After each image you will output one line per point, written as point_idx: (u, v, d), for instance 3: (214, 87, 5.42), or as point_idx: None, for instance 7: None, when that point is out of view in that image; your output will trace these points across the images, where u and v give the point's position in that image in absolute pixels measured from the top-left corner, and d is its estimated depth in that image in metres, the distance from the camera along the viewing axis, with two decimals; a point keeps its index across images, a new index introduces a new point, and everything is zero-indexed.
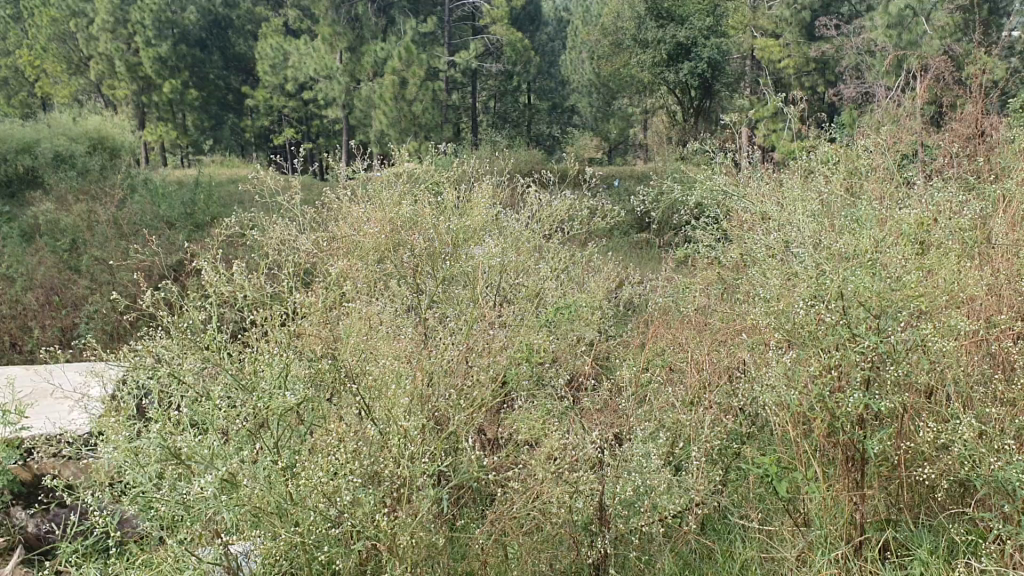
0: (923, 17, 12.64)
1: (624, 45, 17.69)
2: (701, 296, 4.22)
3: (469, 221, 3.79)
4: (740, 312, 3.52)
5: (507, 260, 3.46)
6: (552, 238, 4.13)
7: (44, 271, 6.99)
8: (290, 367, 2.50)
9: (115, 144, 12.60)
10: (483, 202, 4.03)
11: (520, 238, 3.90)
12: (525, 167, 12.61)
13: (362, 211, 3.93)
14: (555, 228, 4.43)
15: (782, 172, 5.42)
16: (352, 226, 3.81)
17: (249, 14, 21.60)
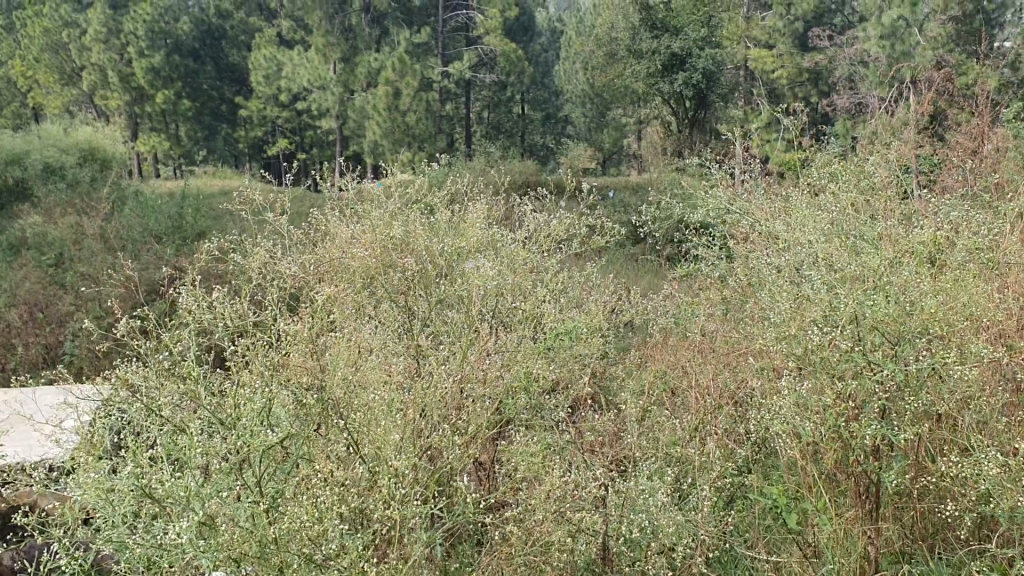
0: (916, 28, 12.52)
1: (618, 56, 17.61)
2: (705, 317, 4.11)
3: (464, 241, 3.67)
4: (747, 336, 3.41)
5: (505, 282, 3.34)
6: (551, 258, 4.02)
7: (31, 286, 6.84)
8: (277, 401, 2.37)
9: (106, 155, 12.45)
10: (480, 222, 3.92)
11: (517, 259, 3.78)
12: (521, 179, 12.51)
13: (353, 231, 3.82)
14: (553, 248, 4.32)
15: (785, 189, 5.34)
16: (342, 246, 3.69)
17: (242, 25, 21.15)
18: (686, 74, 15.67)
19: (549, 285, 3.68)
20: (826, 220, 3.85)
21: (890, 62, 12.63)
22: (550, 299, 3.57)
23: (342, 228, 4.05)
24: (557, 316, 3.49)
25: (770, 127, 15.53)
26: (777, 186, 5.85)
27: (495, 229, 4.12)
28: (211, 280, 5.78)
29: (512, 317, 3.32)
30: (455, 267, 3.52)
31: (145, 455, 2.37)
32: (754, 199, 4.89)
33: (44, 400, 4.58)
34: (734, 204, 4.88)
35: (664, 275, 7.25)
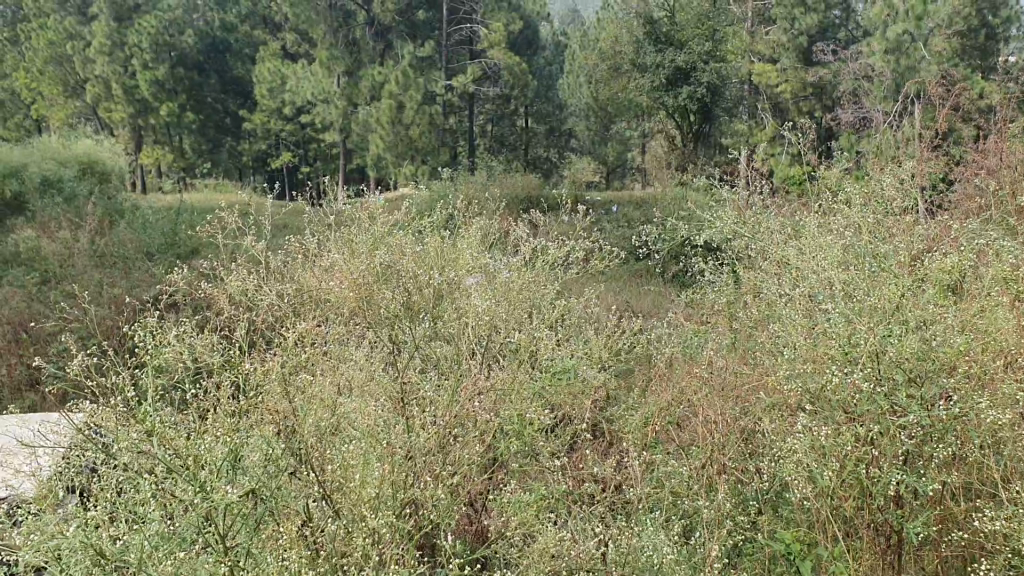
0: (921, 43, 12.27)
1: (622, 70, 17.46)
2: (711, 347, 3.92)
3: (459, 268, 3.51)
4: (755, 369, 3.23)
5: (502, 311, 3.16)
6: (551, 285, 3.85)
7: (16, 305, 6.63)
8: (247, 451, 2.17)
9: (106, 168, 12.18)
10: (475, 248, 3.75)
11: (516, 287, 3.61)
12: (525, 194, 12.34)
13: (335, 259, 3.65)
14: (552, 275, 4.14)
15: (799, 210, 5.19)
16: (323, 275, 3.51)
17: (246, 38, 21.18)
18: (690, 89, 15.63)
19: (548, 315, 3.50)
20: (840, 247, 3.68)
21: (895, 78, 12.41)
22: (548, 332, 3.40)
23: (329, 253, 3.88)
24: (554, 347, 3.33)
25: (776, 143, 15.40)
26: (787, 208, 5.73)
27: (491, 256, 3.96)
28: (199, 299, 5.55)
29: (507, 349, 3.15)
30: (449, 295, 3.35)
31: (100, 508, 2.16)
32: (764, 221, 4.75)
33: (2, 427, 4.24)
34: (742, 226, 4.71)
35: (671, 297, 7.29)
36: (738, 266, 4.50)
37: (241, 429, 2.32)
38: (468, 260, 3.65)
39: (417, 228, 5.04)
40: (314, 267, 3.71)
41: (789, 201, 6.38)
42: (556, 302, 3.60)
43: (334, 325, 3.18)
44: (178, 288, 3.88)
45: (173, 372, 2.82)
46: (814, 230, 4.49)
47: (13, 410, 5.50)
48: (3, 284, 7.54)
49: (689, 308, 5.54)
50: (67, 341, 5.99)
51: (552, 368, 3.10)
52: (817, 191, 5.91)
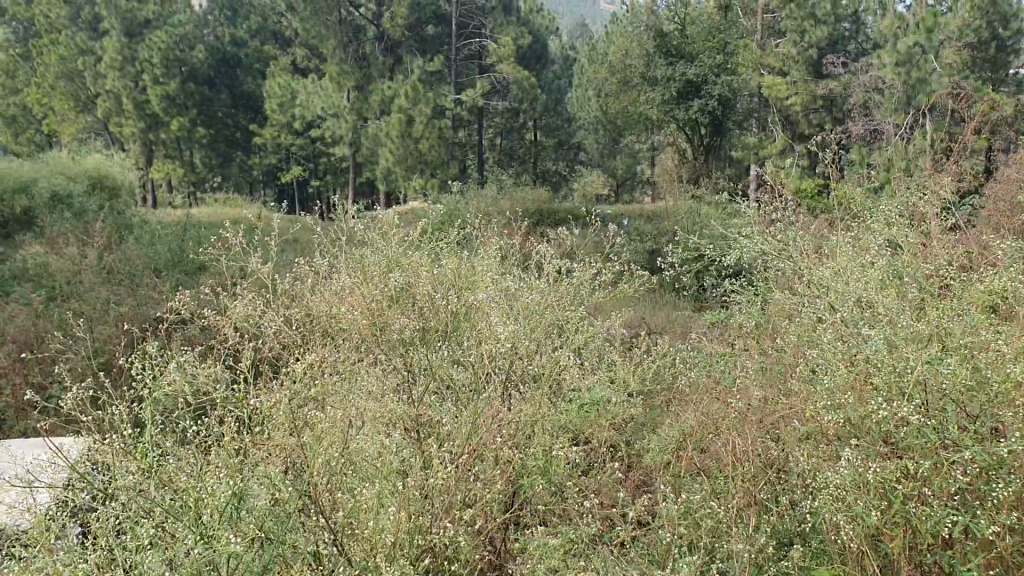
0: (933, 55, 11.97)
1: (632, 83, 17.35)
2: (740, 374, 3.76)
3: (478, 292, 3.36)
4: (788, 397, 3.08)
5: (525, 337, 3.02)
6: (574, 308, 3.71)
7: (22, 322, 6.51)
8: (252, 494, 2.02)
9: (116, 182, 12.07)
10: (496, 271, 3.61)
11: (537, 311, 3.46)
12: (536, 209, 12.18)
13: (344, 282, 3.51)
14: (575, 297, 4.00)
15: (830, 231, 5.02)
16: (334, 299, 3.38)
17: (257, 53, 20.99)
18: (701, 101, 15.95)
19: (571, 341, 3.36)
20: (876, 269, 3.53)
21: (907, 90, 12.15)
22: (572, 360, 3.25)
23: (341, 275, 3.74)
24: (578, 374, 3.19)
25: (786, 156, 15.24)
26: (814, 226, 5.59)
27: (510, 277, 3.81)
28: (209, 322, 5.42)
29: (530, 377, 3.00)
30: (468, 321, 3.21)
31: (90, 557, 2.01)
32: (794, 241, 4.60)
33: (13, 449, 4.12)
34: (770, 245, 4.56)
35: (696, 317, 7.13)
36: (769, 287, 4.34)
37: (248, 465, 2.19)
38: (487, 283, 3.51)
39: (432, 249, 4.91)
40: (325, 290, 3.57)
41: (818, 226, 6.18)
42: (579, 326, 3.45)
43: (347, 353, 3.03)
44: (183, 316, 3.74)
45: (176, 402, 2.68)
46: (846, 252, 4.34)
47: (20, 431, 5.38)
48: (11, 300, 7.43)
49: (714, 330, 5.39)
50: (73, 361, 5.86)
51: (575, 399, 2.96)
52: (844, 215, 5.78)
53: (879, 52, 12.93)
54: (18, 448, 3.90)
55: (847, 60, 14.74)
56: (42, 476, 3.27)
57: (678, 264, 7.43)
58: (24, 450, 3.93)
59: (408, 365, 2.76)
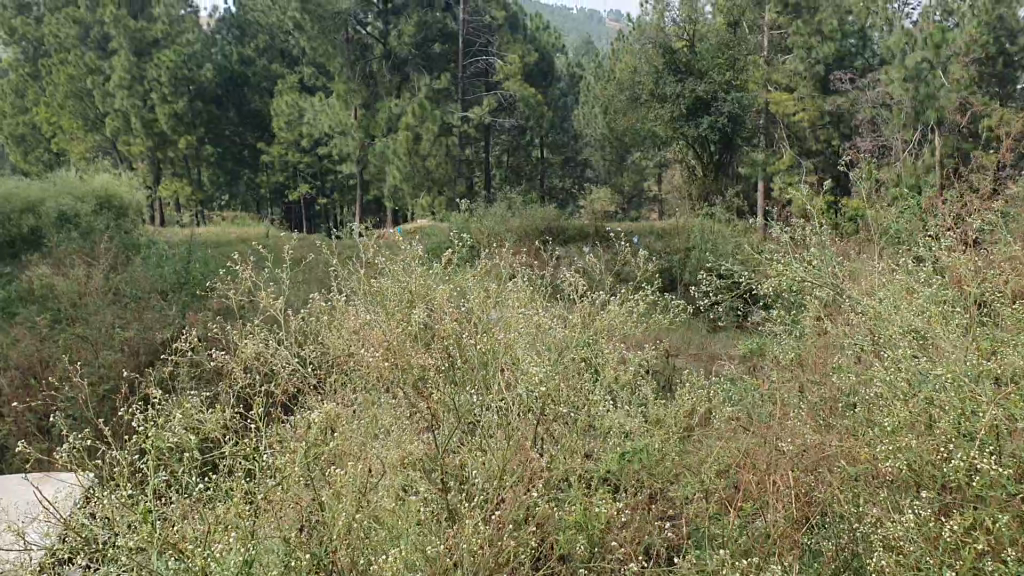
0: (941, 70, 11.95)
1: (638, 102, 17.03)
2: (777, 412, 3.61)
3: (504, 332, 3.22)
4: (831, 442, 2.93)
5: (558, 381, 2.86)
6: (603, 343, 3.56)
7: (27, 345, 6.35)
8: (267, 564, 1.88)
9: (123, 202, 11.91)
10: (524, 310, 3.47)
11: (565, 349, 3.31)
12: (546, 228, 11.98)
13: (365, 321, 3.42)
14: (603, 330, 3.86)
15: (869, 263, 4.86)
16: (356, 340, 3.28)
17: (266, 71, 20.88)
18: (711, 118, 15.70)
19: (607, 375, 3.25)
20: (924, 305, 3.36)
21: (915, 105, 12.01)
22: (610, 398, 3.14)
23: (363, 312, 3.65)
24: (617, 413, 3.07)
25: (794, 172, 15.13)
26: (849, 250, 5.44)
27: (539, 313, 3.67)
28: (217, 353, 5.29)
29: (563, 423, 2.84)
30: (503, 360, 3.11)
31: None
32: (831, 270, 4.45)
33: (14, 491, 3.94)
34: (804, 275, 4.45)
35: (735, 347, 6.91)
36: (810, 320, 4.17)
37: (261, 528, 2.06)
38: (522, 321, 3.42)
39: (457, 281, 4.79)
40: (347, 329, 3.48)
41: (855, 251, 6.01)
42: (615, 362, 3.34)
43: (373, 395, 2.92)
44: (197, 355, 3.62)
45: (186, 453, 2.55)
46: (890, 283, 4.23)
47: (22, 460, 5.21)
48: (17, 323, 7.29)
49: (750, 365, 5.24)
50: (77, 388, 5.72)
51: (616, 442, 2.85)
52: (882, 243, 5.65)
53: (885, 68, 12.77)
54: (24, 492, 3.75)
55: (854, 76, 14.62)
56: (29, 533, 3.13)
57: (712, 292, 7.24)
58: (29, 494, 3.78)
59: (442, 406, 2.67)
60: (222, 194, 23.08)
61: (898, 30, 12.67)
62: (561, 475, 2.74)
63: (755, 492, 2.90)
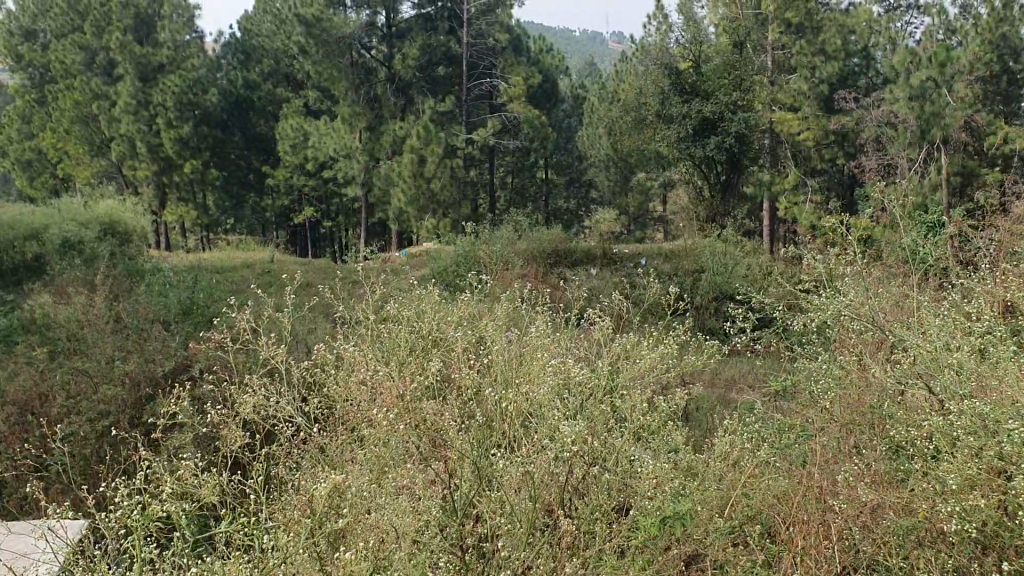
0: (946, 89, 11.44)
1: (644, 122, 16.92)
2: (811, 465, 3.52)
3: (528, 386, 3.14)
4: (874, 507, 2.85)
5: (594, 438, 2.79)
6: (629, 393, 3.47)
7: (28, 376, 6.21)
8: None
9: (126, 227, 11.83)
10: (546, 361, 3.38)
11: (591, 403, 3.21)
12: (552, 253, 11.76)
13: (376, 379, 3.38)
14: (628, 379, 3.76)
15: (900, 298, 4.76)
16: (369, 399, 3.22)
17: (270, 95, 20.72)
18: (719, 138, 15.49)
19: (635, 426, 3.18)
20: (962, 348, 3.27)
21: (921, 124, 11.74)
22: (643, 450, 3.08)
23: (372, 367, 3.60)
24: (652, 468, 3.01)
25: (799, 192, 14.97)
26: (879, 282, 5.36)
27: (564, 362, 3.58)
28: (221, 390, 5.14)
29: (600, 483, 2.76)
30: (527, 414, 3.06)
31: None
32: (860, 308, 4.35)
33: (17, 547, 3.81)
34: (828, 310, 4.39)
35: (762, 376, 6.89)
36: (842, 362, 4.08)
37: None
38: (539, 370, 3.36)
39: (478, 327, 4.72)
40: (359, 386, 3.43)
41: (875, 274, 5.93)
42: (641, 411, 3.28)
43: (398, 459, 2.85)
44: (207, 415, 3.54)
45: (205, 537, 2.47)
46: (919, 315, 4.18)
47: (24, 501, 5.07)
48: (17, 355, 7.12)
49: (776, 404, 5.13)
50: (75, 424, 5.51)
51: (658, 504, 2.77)
52: (917, 276, 5.57)
53: (890, 87, 12.56)
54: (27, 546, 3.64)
55: (858, 95, 14.45)
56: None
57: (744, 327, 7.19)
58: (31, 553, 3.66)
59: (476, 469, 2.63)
60: (226, 218, 22.99)
61: (903, 47, 12.51)
62: (605, 541, 2.65)
63: (804, 560, 2.82)
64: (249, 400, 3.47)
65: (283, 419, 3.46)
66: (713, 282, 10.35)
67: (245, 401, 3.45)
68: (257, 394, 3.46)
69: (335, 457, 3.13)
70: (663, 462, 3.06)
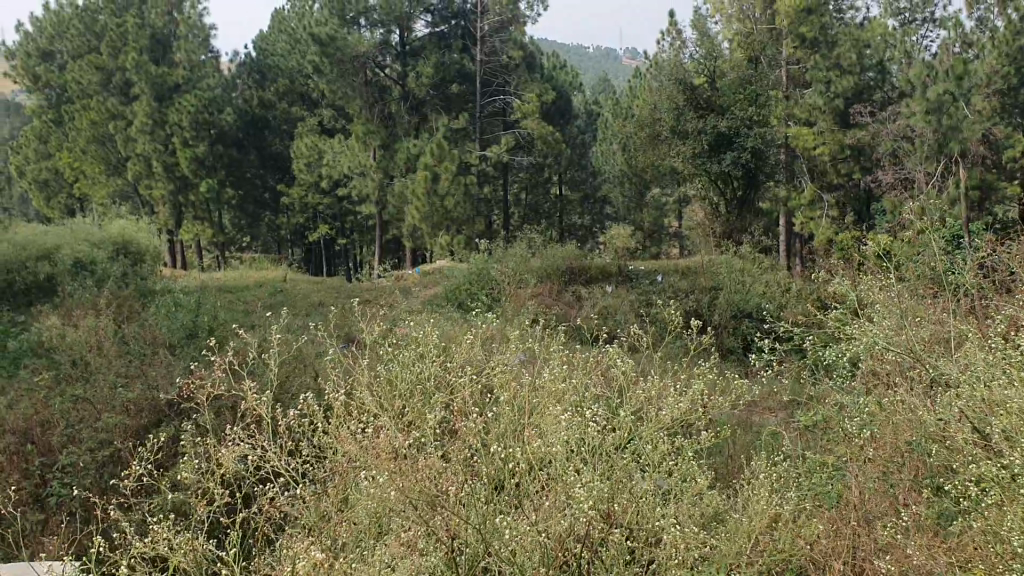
0: (964, 102, 11.13)
1: (661, 138, 16.73)
2: (852, 518, 3.28)
3: (534, 436, 2.92)
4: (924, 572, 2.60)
5: (611, 493, 2.55)
6: (648, 431, 3.23)
7: (33, 402, 6.04)
8: None
9: (139, 248, 11.82)
10: (554, 404, 3.16)
11: (607, 447, 2.99)
12: (566, 271, 11.52)
13: (374, 422, 3.19)
14: (647, 414, 3.53)
15: (932, 320, 4.52)
16: (360, 449, 3.01)
17: (285, 114, 20.68)
18: (735, 153, 15.48)
19: (654, 470, 2.96)
20: (1006, 381, 3.02)
21: (939, 137, 11.43)
22: (667, 497, 2.84)
23: (368, 408, 3.41)
24: (679, 519, 2.77)
25: (817, 207, 14.68)
26: (917, 301, 5.13)
27: (577, 404, 3.33)
28: (220, 426, 4.94)
29: (620, 543, 2.53)
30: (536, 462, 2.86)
31: None
32: (890, 337, 4.10)
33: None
34: (858, 340, 4.15)
35: (782, 392, 6.72)
36: (878, 399, 3.83)
37: None
38: (547, 412, 3.16)
39: (485, 358, 4.49)
40: (355, 430, 3.24)
41: (907, 292, 5.72)
42: (661, 454, 3.07)
43: (392, 522, 2.62)
44: (192, 470, 3.33)
45: None
46: (956, 344, 3.96)
47: (25, 531, 4.84)
48: (22, 381, 6.93)
49: (806, 439, 4.85)
50: (74, 453, 5.27)
51: (686, 566, 2.54)
52: (950, 293, 5.33)
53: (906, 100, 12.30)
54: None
55: (875, 109, 14.16)
56: None
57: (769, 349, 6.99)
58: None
59: (483, 529, 2.42)
60: (242, 235, 22.97)
61: (920, 60, 12.27)
62: None
63: None
64: (235, 453, 3.24)
65: (271, 470, 3.25)
66: (730, 300, 10.06)
67: (230, 451, 3.25)
68: (244, 443, 3.27)
69: (326, 512, 2.91)
70: (690, 511, 2.83)
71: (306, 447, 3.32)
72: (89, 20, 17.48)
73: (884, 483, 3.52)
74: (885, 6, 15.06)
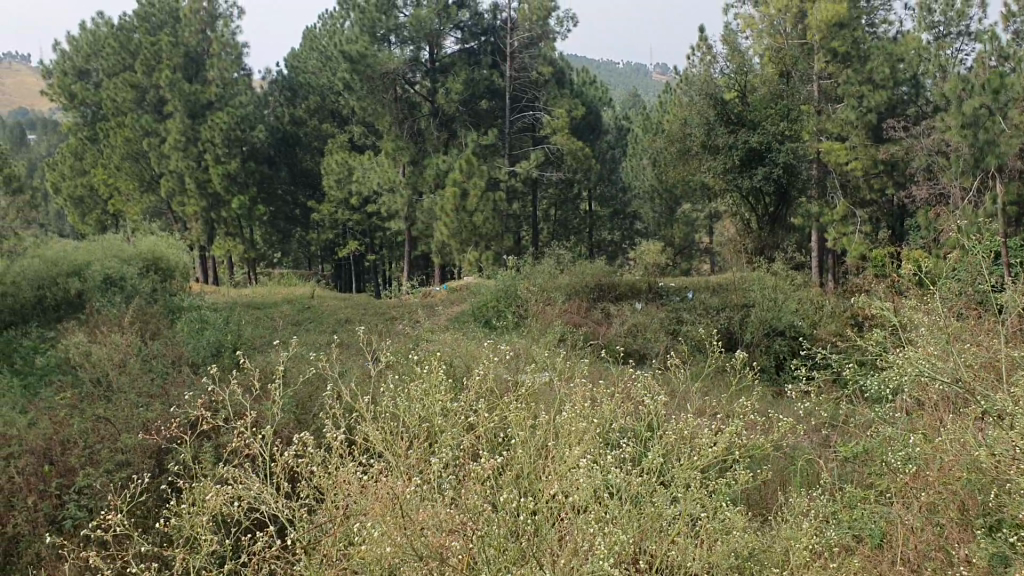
0: (1001, 116, 10.70)
1: (691, 153, 16.47)
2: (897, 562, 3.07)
3: (549, 481, 2.75)
4: None
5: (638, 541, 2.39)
6: (676, 469, 3.05)
7: (54, 422, 5.90)
8: None
9: (169, 265, 11.74)
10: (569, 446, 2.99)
11: (630, 489, 2.81)
12: (594, 288, 11.29)
13: (377, 464, 3.04)
14: (672, 452, 3.34)
15: (978, 349, 4.30)
16: (361, 494, 2.85)
17: (316, 131, 20.67)
18: (766, 168, 14.98)
19: (682, 512, 2.78)
20: None
21: (974, 153, 11.09)
22: (696, 541, 2.67)
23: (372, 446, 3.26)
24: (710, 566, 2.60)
25: (850, 223, 14.38)
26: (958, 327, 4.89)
27: (596, 443, 3.15)
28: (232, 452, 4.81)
29: None
30: (554, 507, 2.71)
31: None
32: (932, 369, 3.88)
33: None
34: (899, 371, 3.95)
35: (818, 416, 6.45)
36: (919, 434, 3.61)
37: None
38: (563, 454, 3.00)
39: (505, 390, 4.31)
40: (360, 471, 3.10)
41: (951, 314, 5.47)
42: (689, 494, 2.90)
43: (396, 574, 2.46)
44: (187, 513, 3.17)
45: None
46: (1005, 374, 3.75)
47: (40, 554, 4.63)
48: (47, 399, 6.83)
49: (846, 472, 4.64)
50: (91, 474, 5.06)
51: None
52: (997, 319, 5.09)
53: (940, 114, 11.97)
54: None
55: (909, 124, 13.84)
56: None
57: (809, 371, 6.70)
58: None
59: None
60: (273, 251, 23.01)
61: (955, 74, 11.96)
62: None
63: None
64: (229, 496, 3.08)
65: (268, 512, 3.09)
66: (762, 317, 9.80)
67: (224, 494, 3.11)
68: (239, 486, 3.13)
69: (327, 560, 2.75)
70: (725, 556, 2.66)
71: (306, 487, 3.16)
72: (124, 38, 17.65)
73: (932, 524, 3.32)
74: (919, 20, 14.79)
